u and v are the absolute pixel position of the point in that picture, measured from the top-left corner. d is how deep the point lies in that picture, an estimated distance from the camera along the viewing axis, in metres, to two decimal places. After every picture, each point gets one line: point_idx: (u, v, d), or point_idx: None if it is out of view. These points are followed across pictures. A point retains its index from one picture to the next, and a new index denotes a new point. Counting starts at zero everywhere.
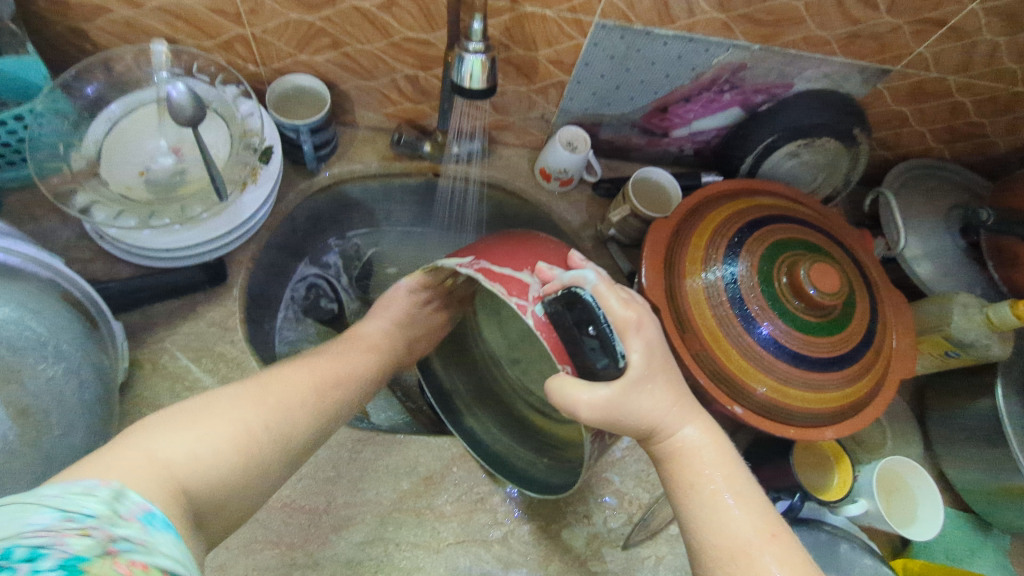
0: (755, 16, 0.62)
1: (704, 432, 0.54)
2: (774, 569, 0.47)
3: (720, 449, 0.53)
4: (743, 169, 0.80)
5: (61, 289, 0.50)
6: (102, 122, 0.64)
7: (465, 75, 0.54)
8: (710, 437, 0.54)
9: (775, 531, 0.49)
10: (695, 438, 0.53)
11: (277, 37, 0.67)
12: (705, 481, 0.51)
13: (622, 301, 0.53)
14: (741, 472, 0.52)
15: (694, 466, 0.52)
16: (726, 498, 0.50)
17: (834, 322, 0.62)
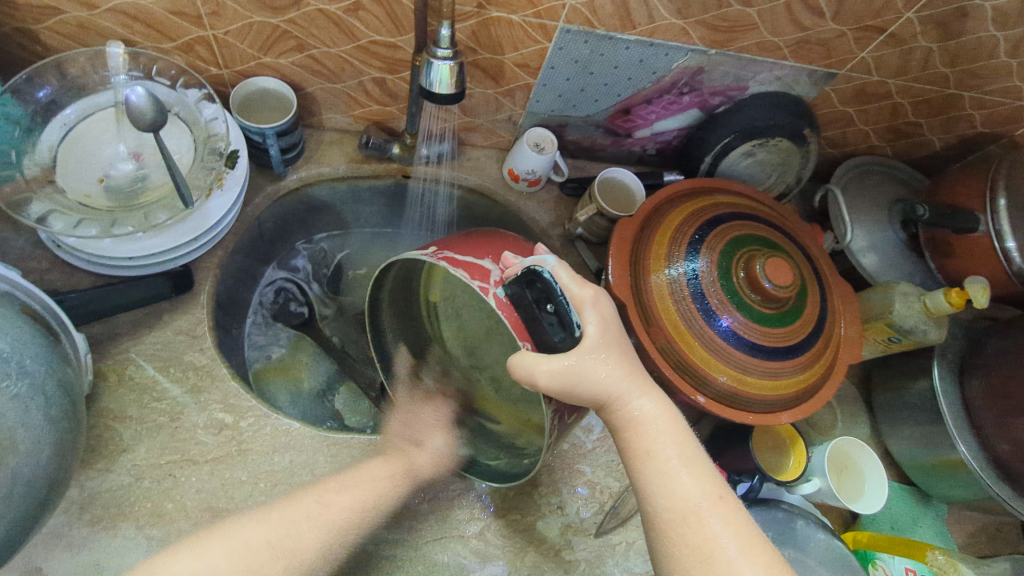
0: (711, 22, 0.65)
1: (658, 403, 0.55)
2: (720, 530, 0.49)
3: (673, 419, 0.55)
4: (702, 169, 0.83)
5: (21, 304, 0.49)
6: (56, 127, 0.62)
7: (434, 81, 0.55)
8: (663, 407, 0.55)
9: (723, 496, 0.51)
10: (650, 407, 0.54)
11: (240, 40, 0.66)
12: (659, 449, 0.53)
13: (575, 279, 0.56)
14: (693, 442, 0.54)
15: (647, 435, 0.53)
16: (678, 465, 0.52)
17: (787, 313, 0.66)
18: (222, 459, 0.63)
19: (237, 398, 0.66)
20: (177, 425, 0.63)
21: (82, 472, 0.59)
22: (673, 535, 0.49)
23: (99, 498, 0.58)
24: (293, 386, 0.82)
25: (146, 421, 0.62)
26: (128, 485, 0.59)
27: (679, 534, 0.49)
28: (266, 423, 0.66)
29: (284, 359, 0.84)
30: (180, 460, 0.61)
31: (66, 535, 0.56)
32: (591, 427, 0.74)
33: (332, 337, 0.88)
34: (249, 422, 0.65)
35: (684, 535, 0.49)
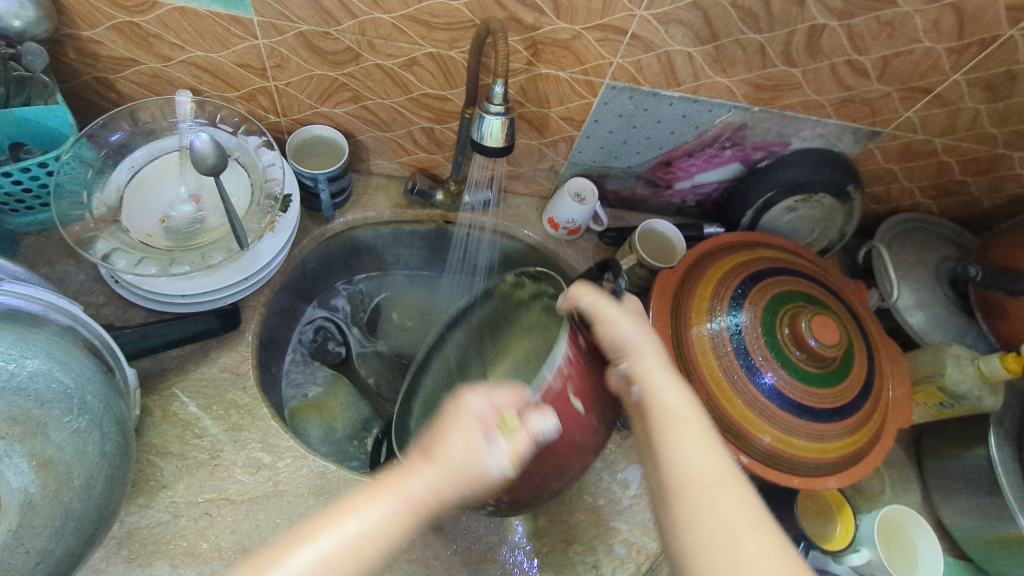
0: (755, 81, 0.66)
1: (676, 388, 0.50)
2: (727, 504, 0.43)
3: (690, 398, 0.49)
4: (743, 222, 0.83)
5: (80, 336, 0.50)
6: (124, 169, 0.66)
7: (485, 134, 0.57)
8: (680, 387, 0.50)
9: (745, 495, 0.43)
10: (667, 384, 0.49)
11: (299, 90, 0.69)
12: (677, 427, 0.47)
13: None
14: (708, 429, 0.47)
15: (665, 414, 0.48)
16: (687, 445, 0.46)
17: (834, 373, 0.64)
18: (258, 499, 0.63)
19: (275, 438, 0.67)
20: (216, 462, 0.64)
21: (122, 506, 0.60)
22: (681, 501, 0.44)
23: (136, 534, 0.59)
24: (328, 424, 0.84)
25: (186, 458, 0.63)
26: (166, 522, 0.60)
27: (687, 502, 0.43)
28: (302, 465, 0.66)
29: (319, 398, 0.85)
30: (217, 500, 0.62)
31: (104, 569, 0.57)
32: (628, 483, 0.72)
33: (367, 377, 0.90)
34: (286, 463, 0.65)
35: (694, 503, 0.43)
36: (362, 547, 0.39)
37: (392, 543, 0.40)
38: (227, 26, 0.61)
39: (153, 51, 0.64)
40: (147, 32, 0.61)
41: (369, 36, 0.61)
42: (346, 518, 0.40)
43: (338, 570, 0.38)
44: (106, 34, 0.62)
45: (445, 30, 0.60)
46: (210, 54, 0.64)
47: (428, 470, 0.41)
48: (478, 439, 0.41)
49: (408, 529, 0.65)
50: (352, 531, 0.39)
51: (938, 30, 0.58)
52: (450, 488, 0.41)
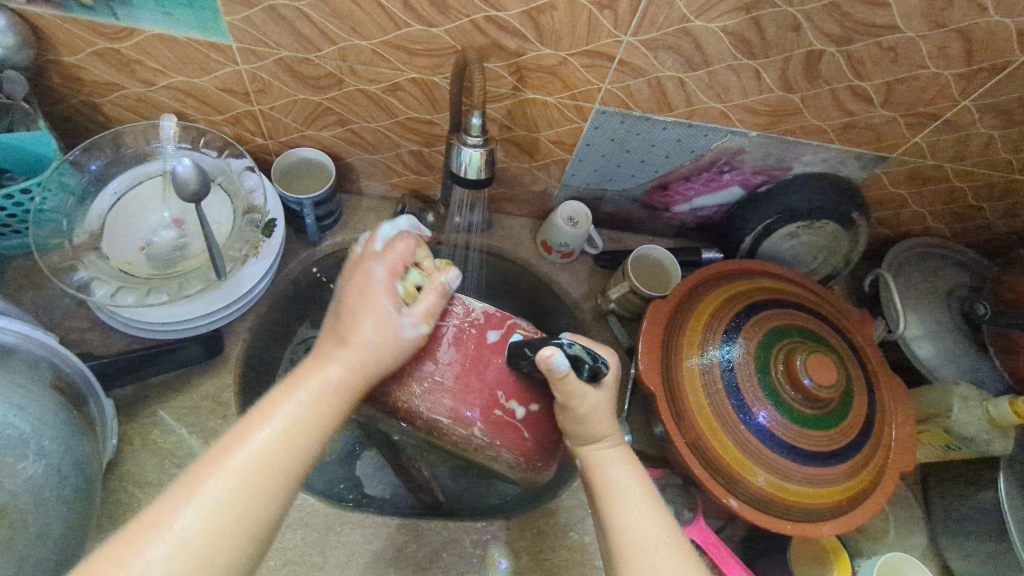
0: (751, 106, 0.63)
1: (629, 470, 0.53)
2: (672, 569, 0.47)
3: (641, 476, 0.53)
4: (744, 247, 0.81)
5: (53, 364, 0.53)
6: (106, 196, 0.65)
7: (465, 166, 0.55)
8: (629, 464, 0.53)
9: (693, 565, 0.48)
10: (616, 463, 0.53)
11: (284, 114, 0.68)
12: (623, 508, 0.50)
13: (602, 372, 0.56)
14: (659, 500, 0.51)
15: (611, 491, 0.51)
16: (642, 521, 0.49)
17: (832, 414, 0.61)
18: None
19: None
20: None
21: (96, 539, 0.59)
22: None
23: None
24: None
25: (163, 488, 0.62)
26: None
27: None
28: None
29: None
30: None
31: None
32: None
33: None
34: None
35: None
36: (300, 425, 0.44)
37: (302, 462, 0.43)
38: (206, 52, 0.60)
39: (136, 76, 0.64)
40: (129, 58, 0.61)
41: (350, 62, 0.60)
42: (288, 394, 0.45)
43: (277, 484, 0.42)
44: (88, 60, 0.61)
45: (426, 56, 0.58)
46: (192, 80, 0.64)
47: (352, 345, 0.47)
48: (386, 309, 0.48)
49: (387, 565, 0.63)
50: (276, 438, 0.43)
51: (944, 55, 0.55)
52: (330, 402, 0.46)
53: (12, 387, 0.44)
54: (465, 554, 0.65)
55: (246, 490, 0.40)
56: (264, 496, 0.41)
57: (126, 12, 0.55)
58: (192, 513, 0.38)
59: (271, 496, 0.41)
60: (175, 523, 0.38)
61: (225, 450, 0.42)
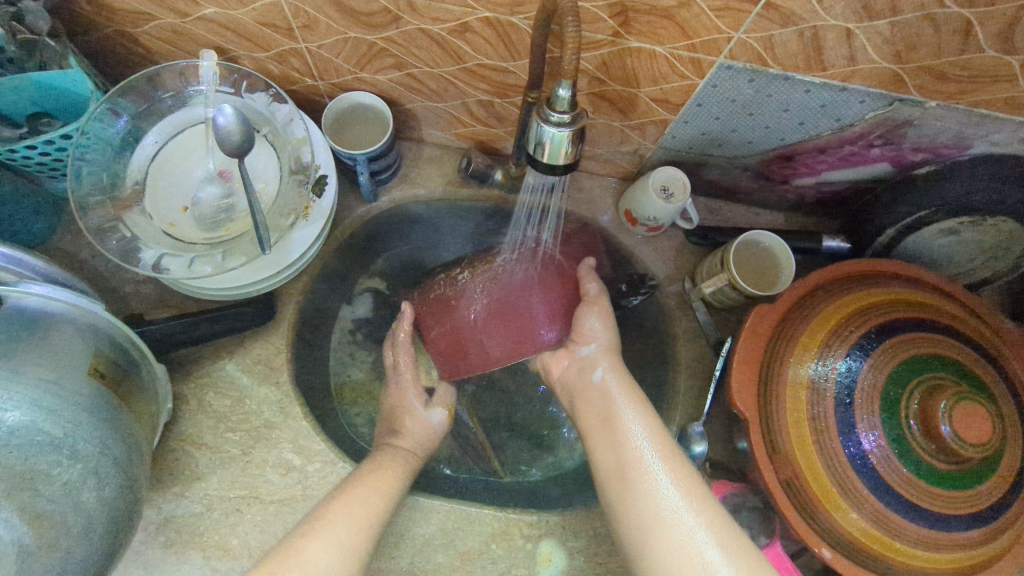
0: (940, 69, 0.46)
1: (632, 401, 0.60)
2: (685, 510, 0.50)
3: (662, 438, 0.56)
4: (878, 242, 0.66)
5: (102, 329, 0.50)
6: (146, 149, 0.59)
7: (545, 150, 0.43)
8: (654, 429, 0.57)
9: (730, 530, 0.48)
10: (644, 432, 0.56)
11: (334, 54, 0.58)
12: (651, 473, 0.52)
13: (599, 323, 0.66)
14: (682, 464, 0.54)
15: (613, 402, 0.60)
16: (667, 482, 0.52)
17: (969, 474, 0.50)
18: (288, 502, 0.61)
19: (307, 440, 0.64)
20: (248, 460, 0.62)
21: (158, 494, 0.60)
22: (633, 505, 0.51)
23: (173, 522, 0.59)
24: (372, 411, 0.77)
25: (220, 450, 0.62)
26: (199, 513, 0.60)
27: (641, 504, 0.51)
28: (332, 471, 0.63)
29: (365, 381, 0.79)
30: (248, 497, 0.61)
31: (144, 553, 0.58)
32: None
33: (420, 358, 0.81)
34: (316, 467, 0.63)
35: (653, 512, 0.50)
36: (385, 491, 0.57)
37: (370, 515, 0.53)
38: None
39: (168, 6, 0.54)
40: None
41: None
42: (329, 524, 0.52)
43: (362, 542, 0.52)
44: None
45: None
46: (228, 11, 0.54)
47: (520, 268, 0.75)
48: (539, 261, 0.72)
49: (434, 551, 0.62)
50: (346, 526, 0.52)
51: None
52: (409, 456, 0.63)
53: (38, 388, 0.42)
54: (516, 548, 0.63)
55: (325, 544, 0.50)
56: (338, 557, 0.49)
57: None
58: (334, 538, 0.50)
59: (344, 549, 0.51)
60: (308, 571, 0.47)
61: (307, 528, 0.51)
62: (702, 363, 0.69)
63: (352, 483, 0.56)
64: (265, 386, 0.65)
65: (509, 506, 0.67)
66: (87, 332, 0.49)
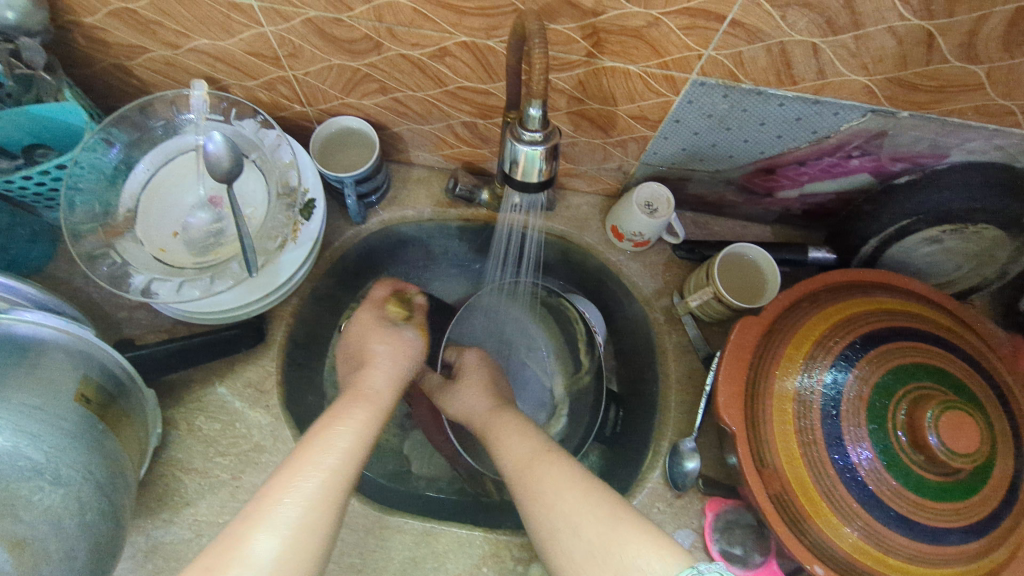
0: (909, 80, 0.47)
1: (518, 415, 0.61)
2: (569, 498, 0.49)
3: (536, 440, 0.56)
4: (864, 251, 0.66)
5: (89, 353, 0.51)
6: (139, 176, 0.61)
7: (520, 169, 0.44)
8: (526, 434, 0.57)
9: (618, 506, 0.48)
10: (517, 438, 0.57)
11: (320, 80, 0.60)
12: (529, 474, 0.52)
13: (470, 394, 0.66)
14: (570, 470, 0.52)
15: (487, 420, 0.62)
16: (559, 489, 0.50)
17: (960, 484, 0.49)
18: None
19: None
20: (237, 484, 0.62)
21: (146, 521, 0.59)
22: (532, 517, 0.50)
23: (160, 550, 0.59)
24: None
25: (209, 475, 0.62)
26: (187, 540, 0.59)
27: (535, 515, 0.50)
28: None
29: None
30: None
31: None
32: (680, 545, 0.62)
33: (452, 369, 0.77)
34: None
35: (542, 519, 0.49)
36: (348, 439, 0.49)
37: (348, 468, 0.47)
38: (226, 13, 0.51)
39: (159, 39, 0.56)
40: (146, 19, 0.53)
41: (389, 23, 0.49)
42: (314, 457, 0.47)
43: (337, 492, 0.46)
44: (107, 21, 0.54)
45: (479, 15, 0.47)
46: (217, 42, 0.56)
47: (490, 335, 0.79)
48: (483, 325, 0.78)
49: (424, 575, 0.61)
50: (322, 479, 0.45)
51: None
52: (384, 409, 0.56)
53: (21, 413, 0.42)
54: (508, 570, 0.62)
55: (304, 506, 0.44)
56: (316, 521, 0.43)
57: None
58: (290, 503, 0.43)
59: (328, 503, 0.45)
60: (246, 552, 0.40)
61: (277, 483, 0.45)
62: (692, 377, 0.69)
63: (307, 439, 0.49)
64: (256, 408, 0.65)
65: (500, 527, 0.66)
66: (70, 356, 0.49)
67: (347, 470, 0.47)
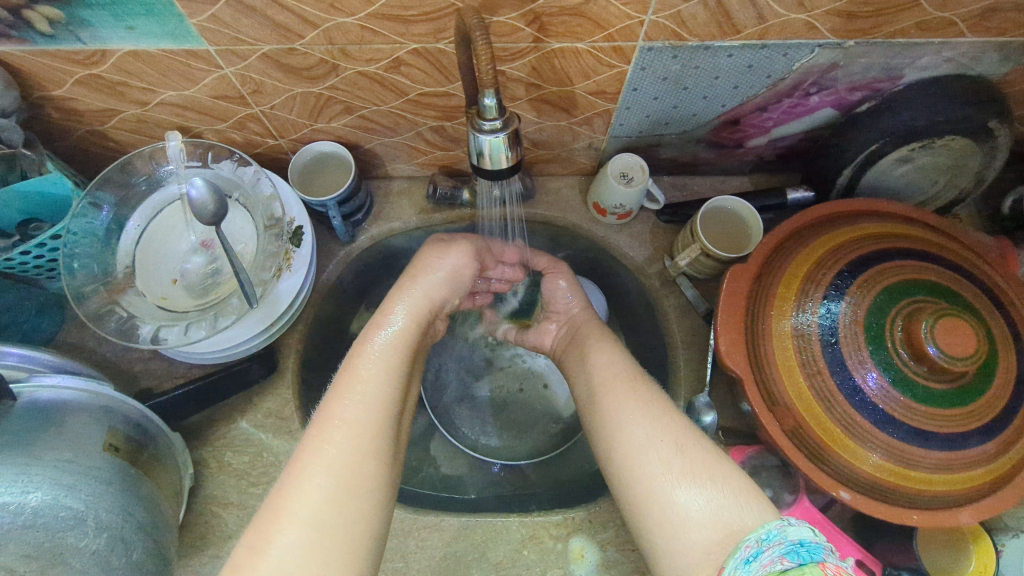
0: (847, 10, 0.48)
1: (601, 347, 0.64)
2: (633, 424, 0.53)
3: (621, 366, 0.60)
4: (840, 182, 0.66)
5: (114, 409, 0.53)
6: (131, 232, 0.63)
7: (484, 157, 0.46)
8: (608, 359, 0.61)
9: (678, 434, 0.51)
10: (594, 369, 0.61)
11: (287, 111, 0.62)
12: (601, 405, 0.57)
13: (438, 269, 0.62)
14: (644, 397, 0.56)
15: (581, 367, 0.63)
16: (635, 415, 0.54)
17: (968, 387, 0.50)
18: None
19: None
20: None
21: (194, 559, 0.61)
22: (601, 445, 0.55)
23: None
24: None
25: (247, 507, 0.64)
26: None
27: (603, 444, 0.55)
28: None
29: None
30: None
31: None
32: None
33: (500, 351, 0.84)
34: None
35: (609, 449, 0.54)
36: (368, 415, 0.49)
37: (377, 449, 0.47)
38: (186, 62, 0.53)
39: (128, 98, 0.58)
40: (112, 81, 0.55)
41: (340, 43, 0.51)
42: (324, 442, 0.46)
43: (369, 473, 0.46)
44: (75, 90, 0.56)
45: (424, 21, 0.48)
46: (184, 92, 0.58)
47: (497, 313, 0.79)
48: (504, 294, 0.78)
49: (469, 567, 0.63)
50: (341, 460, 0.45)
51: None
52: (395, 372, 0.53)
53: (54, 468, 0.44)
54: (547, 551, 0.63)
55: (322, 495, 0.43)
56: (341, 507, 0.43)
57: (90, 34, 0.49)
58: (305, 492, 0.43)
59: (358, 489, 0.45)
60: (274, 537, 0.41)
61: (297, 468, 0.45)
62: (695, 336, 0.70)
63: (324, 422, 0.48)
64: (280, 435, 0.67)
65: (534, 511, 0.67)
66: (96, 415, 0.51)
67: (375, 452, 0.47)
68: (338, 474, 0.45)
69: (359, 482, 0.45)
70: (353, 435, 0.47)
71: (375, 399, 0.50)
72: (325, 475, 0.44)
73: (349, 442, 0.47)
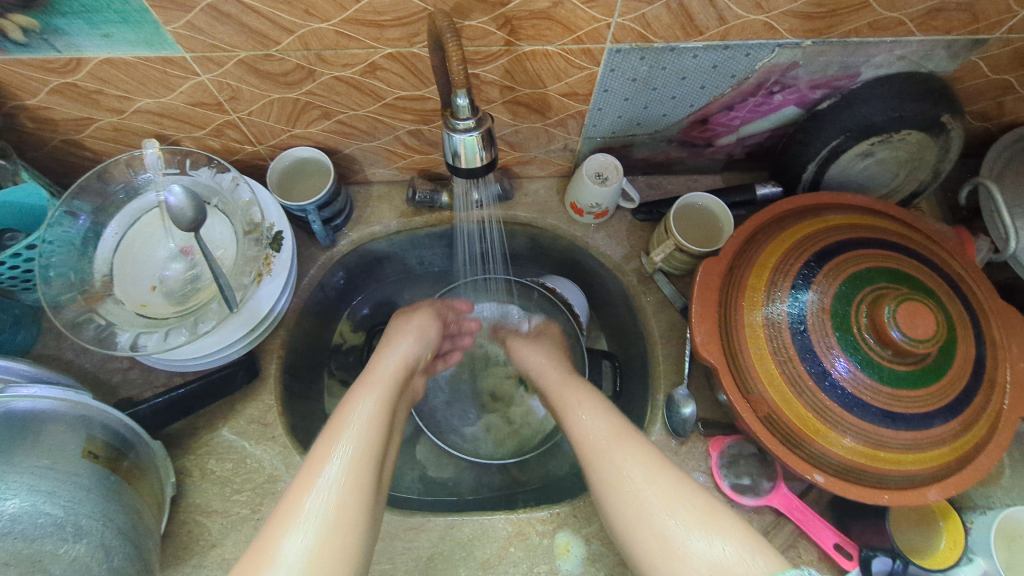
0: (802, 11, 0.50)
1: (593, 406, 0.63)
2: (637, 483, 0.53)
3: (615, 424, 0.60)
4: (806, 177, 0.69)
5: (91, 420, 0.51)
6: (109, 240, 0.63)
7: (460, 155, 0.47)
8: (598, 415, 0.61)
9: (677, 493, 0.51)
10: (588, 424, 0.60)
11: (265, 117, 0.63)
12: (599, 467, 0.56)
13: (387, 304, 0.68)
14: (648, 454, 0.55)
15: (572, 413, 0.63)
16: (635, 471, 0.54)
17: (930, 368, 0.52)
18: None
19: None
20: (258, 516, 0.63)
21: (176, 569, 0.60)
22: (607, 507, 0.55)
23: None
24: None
25: (230, 514, 0.63)
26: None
27: (607, 504, 0.55)
28: None
29: None
30: None
31: None
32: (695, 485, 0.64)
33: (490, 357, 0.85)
34: None
35: (613, 509, 0.54)
36: (356, 462, 0.51)
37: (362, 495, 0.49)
38: (162, 69, 0.54)
39: (103, 106, 0.59)
40: (87, 89, 0.56)
41: (316, 48, 0.52)
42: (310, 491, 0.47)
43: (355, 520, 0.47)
44: (50, 99, 0.56)
45: (397, 25, 0.50)
46: (160, 99, 0.58)
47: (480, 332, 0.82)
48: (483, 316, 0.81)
49: (457, 566, 0.63)
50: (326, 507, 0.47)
51: None
52: (381, 418, 0.55)
53: (32, 475, 0.45)
54: (534, 547, 0.64)
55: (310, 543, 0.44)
56: (330, 554, 0.44)
57: (65, 42, 0.49)
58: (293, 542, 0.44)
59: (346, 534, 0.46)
60: None
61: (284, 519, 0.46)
62: (673, 329, 0.72)
63: (311, 469, 0.50)
64: (264, 440, 0.67)
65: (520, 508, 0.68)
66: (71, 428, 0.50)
67: (359, 497, 0.49)
68: (324, 519, 0.46)
69: (346, 528, 0.46)
70: (338, 479, 0.48)
71: (360, 444, 0.52)
72: (313, 522, 0.45)
73: (333, 486, 0.48)
